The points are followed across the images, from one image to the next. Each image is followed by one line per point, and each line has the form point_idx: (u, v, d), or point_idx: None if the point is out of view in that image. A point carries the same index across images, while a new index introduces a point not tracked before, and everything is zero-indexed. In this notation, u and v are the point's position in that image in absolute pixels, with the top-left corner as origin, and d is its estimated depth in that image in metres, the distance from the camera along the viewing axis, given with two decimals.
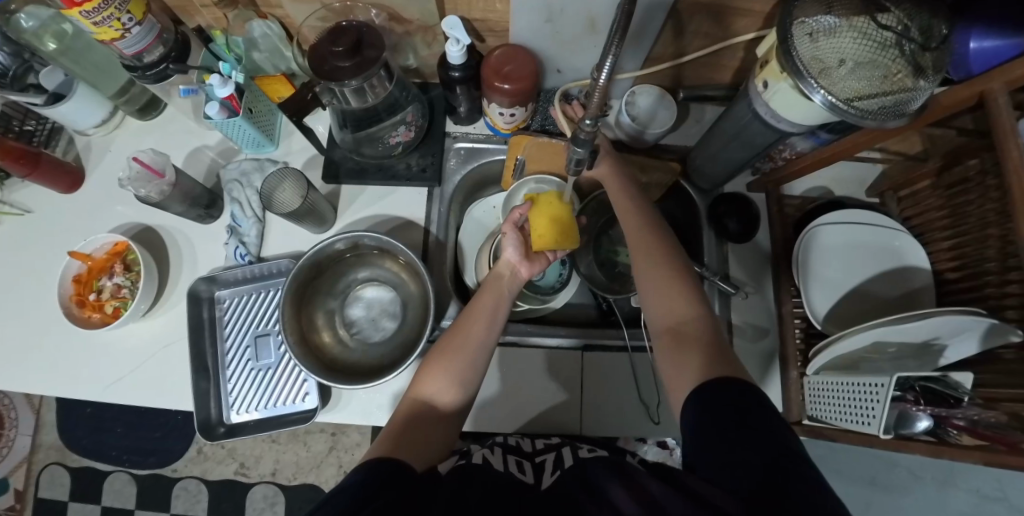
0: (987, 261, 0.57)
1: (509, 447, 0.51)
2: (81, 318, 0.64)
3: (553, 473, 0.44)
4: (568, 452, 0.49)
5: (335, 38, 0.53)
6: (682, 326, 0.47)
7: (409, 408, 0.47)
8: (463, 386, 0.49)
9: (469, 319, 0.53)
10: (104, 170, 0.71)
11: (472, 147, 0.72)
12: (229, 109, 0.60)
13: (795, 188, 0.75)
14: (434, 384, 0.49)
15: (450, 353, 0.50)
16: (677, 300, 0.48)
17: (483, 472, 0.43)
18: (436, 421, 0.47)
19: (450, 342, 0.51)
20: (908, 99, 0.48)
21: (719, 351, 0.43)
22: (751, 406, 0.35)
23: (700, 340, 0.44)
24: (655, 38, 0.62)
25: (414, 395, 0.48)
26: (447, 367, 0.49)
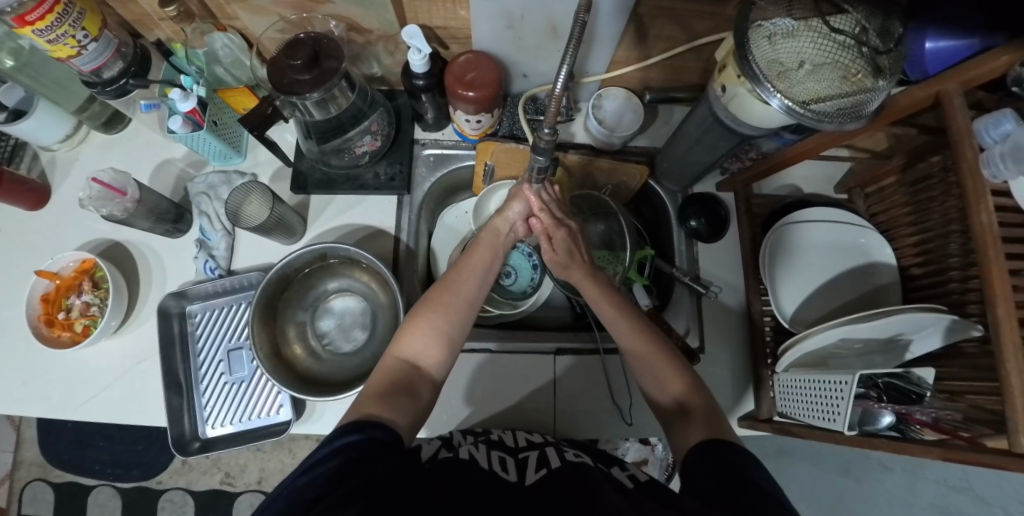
0: (950, 258, 0.57)
1: (493, 442, 0.52)
2: (51, 338, 0.63)
3: (536, 471, 0.45)
4: (551, 451, 0.49)
5: (292, 51, 0.53)
6: (682, 400, 0.47)
7: (392, 364, 0.48)
8: (446, 342, 0.50)
9: (461, 277, 0.54)
10: (70, 186, 0.71)
11: (440, 153, 0.72)
12: (193, 123, 0.60)
13: (764, 187, 0.75)
14: (417, 344, 0.49)
15: (438, 306, 0.51)
16: (668, 373, 0.49)
17: (470, 470, 0.43)
18: (418, 381, 0.48)
19: (440, 297, 0.52)
20: (863, 103, 0.48)
21: (716, 423, 0.43)
22: (743, 462, 0.37)
23: (697, 410, 0.45)
24: (617, 41, 0.62)
25: (396, 353, 0.49)
26: (434, 326, 0.50)
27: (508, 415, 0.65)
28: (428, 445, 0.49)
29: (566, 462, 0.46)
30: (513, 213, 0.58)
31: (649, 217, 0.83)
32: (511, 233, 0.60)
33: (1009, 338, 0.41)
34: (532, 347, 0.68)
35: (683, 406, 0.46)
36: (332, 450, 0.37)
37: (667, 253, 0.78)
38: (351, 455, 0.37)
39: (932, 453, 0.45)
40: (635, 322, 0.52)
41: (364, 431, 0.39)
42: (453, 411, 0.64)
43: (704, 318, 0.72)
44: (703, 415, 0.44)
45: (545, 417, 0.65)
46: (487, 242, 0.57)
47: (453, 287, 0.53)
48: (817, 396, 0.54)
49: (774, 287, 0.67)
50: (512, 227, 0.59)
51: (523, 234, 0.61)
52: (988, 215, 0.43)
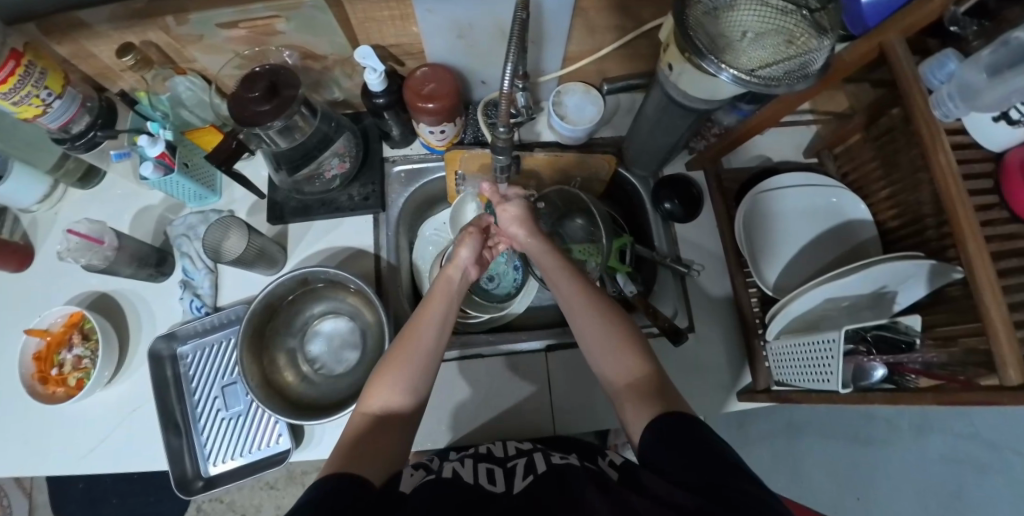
0: (923, 206, 0.57)
1: (479, 457, 0.51)
2: (46, 395, 0.64)
3: (524, 478, 0.45)
4: (539, 456, 0.49)
5: (250, 84, 0.54)
6: (639, 380, 0.45)
7: (360, 421, 0.45)
8: (415, 391, 0.47)
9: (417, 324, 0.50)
10: (52, 243, 0.72)
11: (411, 168, 0.73)
12: (164, 166, 0.60)
13: (733, 161, 0.76)
14: (386, 396, 0.46)
15: (399, 358, 0.47)
16: (612, 347, 0.48)
17: (453, 487, 0.43)
18: (391, 430, 0.45)
19: (402, 346, 0.48)
20: (809, 62, 0.48)
21: (668, 396, 0.43)
22: (699, 433, 0.37)
23: (661, 391, 0.43)
24: (567, 37, 0.63)
25: (365, 409, 0.46)
26: (394, 378, 0.46)
27: (506, 418, 0.65)
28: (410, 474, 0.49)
29: (552, 465, 0.46)
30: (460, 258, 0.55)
31: (625, 206, 0.83)
32: (464, 278, 0.56)
33: (982, 274, 0.41)
34: (522, 347, 0.67)
35: (634, 381, 0.45)
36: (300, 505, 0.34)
37: (646, 239, 0.78)
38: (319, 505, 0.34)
39: (927, 398, 0.45)
40: (592, 299, 0.50)
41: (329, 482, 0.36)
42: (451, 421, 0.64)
43: (690, 297, 0.72)
44: (660, 388, 0.44)
45: (543, 415, 0.65)
46: (441, 293, 0.52)
47: (412, 342, 0.48)
48: (808, 358, 0.54)
49: (754, 258, 0.67)
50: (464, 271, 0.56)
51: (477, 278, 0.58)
52: (944, 154, 0.44)
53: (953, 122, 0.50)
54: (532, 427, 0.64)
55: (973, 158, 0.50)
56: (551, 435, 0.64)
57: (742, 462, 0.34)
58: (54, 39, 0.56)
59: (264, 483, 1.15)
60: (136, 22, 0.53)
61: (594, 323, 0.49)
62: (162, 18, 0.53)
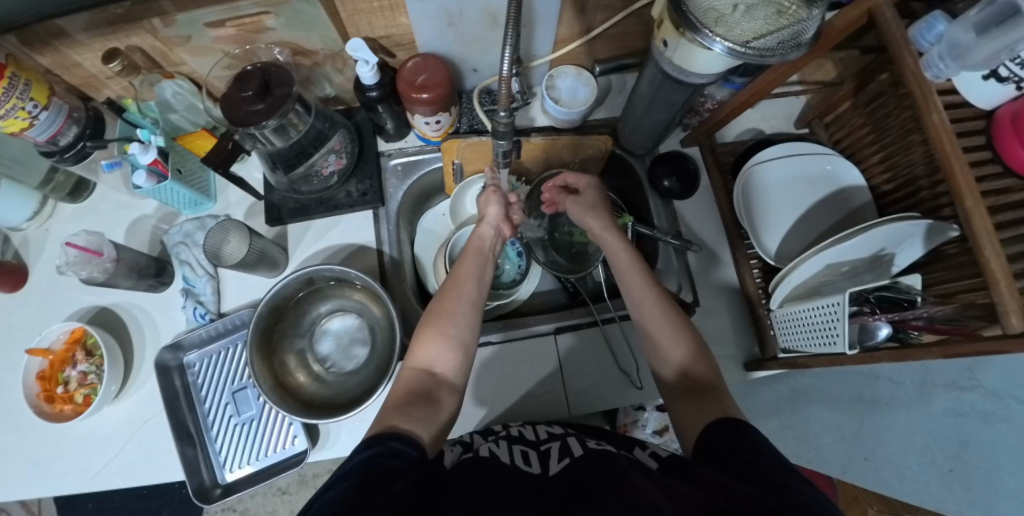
0: (917, 168, 0.58)
1: (514, 438, 0.52)
2: (53, 414, 0.63)
3: (560, 460, 0.45)
4: (573, 440, 0.50)
5: (242, 85, 0.53)
6: (696, 378, 0.47)
7: (409, 377, 0.47)
8: (460, 347, 0.49)
9: (461, 281, 0.53)
10: (46, 261, 0.70)
11: (407, 161, 0.72)
12: (157, 175, 0.59)
13: (727, 135, 0.77)
14: (432, 351, 0.48)
15: (442, 313, 0.50)
16: (671, 340, 0.49)
17: (492, 464, 0.44)
18: (438, 389, 0.47)
19: (444, 302, 0.51)
20: (801, 31, 0.48)
21: (718, 397, 0.44)
22: (751, 434, 0.38)
23: (716, 391, 0.45)
24: (558, 19, 0.63)
25: (413, 364, 0.48)
26: (444, 331, 0.49)
27: (521, 404, 0.65)
28: (452, 451, 0.51)
29: (588, 448, 0.47)
30: (494, 215, 0.59)
31: (623, 187, 0.83)
32: (496, 235, 0.61)
33: (979, 226, 0.42)
34: (530, 332, 0.68)
35: (688, 375, 0.47)
36: (355, 466, 0.36)
37: (645, 217, 0.78)
38: (372, 471, 0.35)
39: (932, 352, 0.46)
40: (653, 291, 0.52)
41: (380, 444, 0.38)
42: (465, 410, 0.65)
43: (693, 272, 0.72)
44: (711, 388, 0.45)
45: (557, 398, 0.65)
46: (475, 248, 0.57)
47: (455, 294, 0.52)
48: (813, 323, 0.55)
49: (754, 230, 0.68)
50: (495, 230, 0.60)
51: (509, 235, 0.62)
52: (938, 114, 0.45)
53: (944, 83, 0.50)
54: (547, 411, 0.65)
55: (965, 117, 0.50)
56: (567, 417, 0.65)
57: (790, 461, 0.35)
58: (36, 49, 0.54)
59: (277, 489, 1.13)
60: (121, 27, 0.52)
61: (660, 321, 0.50)
62: (148, 21, 0.52)
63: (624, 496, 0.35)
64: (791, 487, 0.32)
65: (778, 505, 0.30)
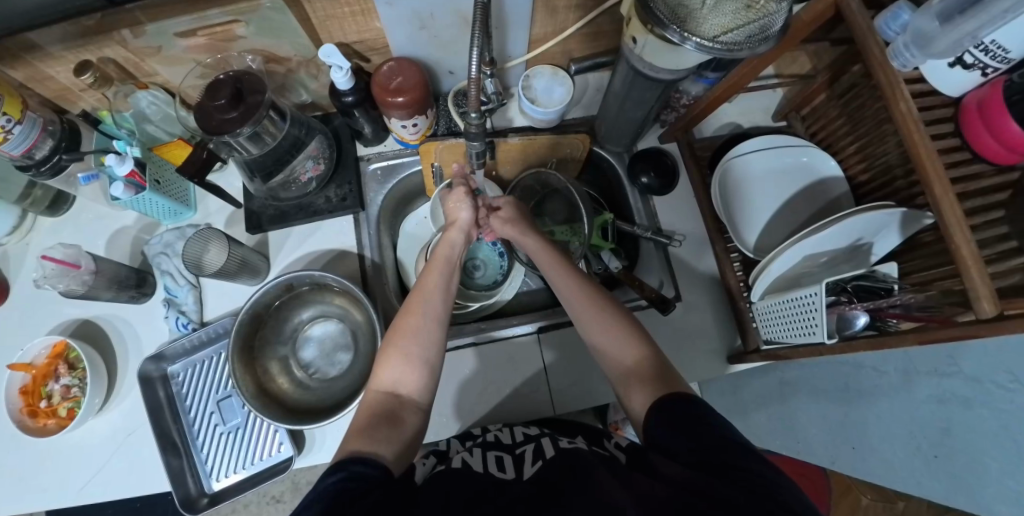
0: (890, 158, 0.58)
1: (489, 443, 0.52)
2: (36, 428, 0.62)
3: (533, 464, 0.46)
4: (547, 442, 0.50)
5: (213, 93, 0.53)
6: (635, 364, 0.46)
7: (372, 399, 0.47)
8: (421, 365, 0.49)
9: (420, 296, 0.52)
10: (27, 275, 0.70)
11: (386, 165, 0.73)
12: (135, 186, 0.59)
13: (705, 130, 0.77)
14: (395, 371, 0.48)
15: (402, 332, 0.50)
16: (610, 333, 0.48)
17: (464, 476, 0.44)
18: (403, 409, 0.47)
19: (404, 321, 0.51)
20: (769, 25, 0.49)
21: (664, 377, 0.43)
22: (701, 411, 0.37)
23: (656, 374, 0.44)
24: (530, 20, 0.63)
25: (376, 387, 0.48)
26: (405, 352, 0.49)
27: (505, 404, 0.65)
28: (425, 464, 0.52)
29: (559, 449, 0.47)
30: (464, 216, 0.59)
31: (603, 184, 0.84)
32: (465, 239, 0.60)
33: (952, 219, 0.42)
34: (514, 332, 0.68)
35: (629, 363, 0.46)
36: (319, 493, 0.36)
37: (626, 215, 0.79)
38: (336, 497, 0.35)
39: (907, 339, 0.46)
40: (581, 281, 0.52)
41: (344, 468, 0.38)
42: (449, 411, 0.65)
43: (674, 268, 0.72)
44: (654, 369, 0.44)
45: (542, 397, 0.66)
46: (442, 256, 0.56)
47: (415, 309, 0.52)
48: (794, 314, 0.55)
49: (734, 224, 0.68)
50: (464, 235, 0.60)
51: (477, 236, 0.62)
52: (905, 104, 0.45)
53: (911, 72, 0.51)
54: (532, 411, 0.65)
55: (934, 104, 0.51)
56: (551, 417, 0.65)
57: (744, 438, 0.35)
58: (8, 63, 0.54)
59: (271, 498, 1.11)
60: (91, 39, 0.52)
61: (590, 309, 0.50)
62: (118, 33, 0.52)
63: (593, 500, 0.35)
64: (748, 468, 0.32)
65: (737, 495, 0.30)
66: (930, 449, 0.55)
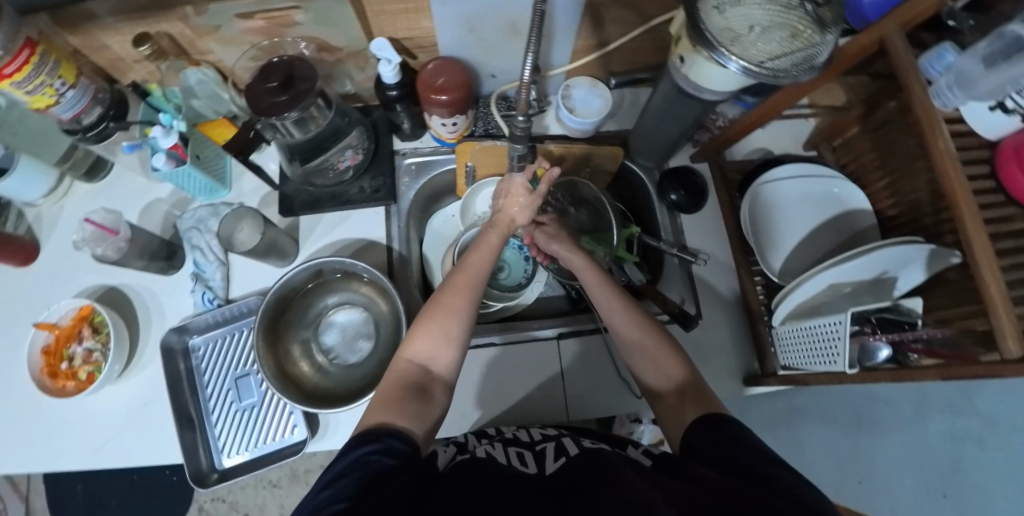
0: (919, 195, 0.59)
1: (509, 440, 0.53)
2: (56, 390, 0.63)
3: (556, 460, 0.46)
4: (568, 440, 0.50)
5: (265, 76, 0.56)
6: (680, 384, 0.47)
7: (403, 368, 0.48)
8: (455, 343, 0.49)
9: (462, 274, 0.53)
10: (58, 238, 0.71)
11: (421, 161, 0.73)
12: (176, 159, 0.60)
13: (737, 152, 0.78)
14: (430, 346, 0.49)
15: (445, 306, 0.50)
16: (661, 355, 0.50)
17: (490, 465, 0.44)
18: (433, 384, 0.48)
19: (444, 298, 0.51)
20: (814, 55, 0.50)
21: (706, 399, 0.44)
22: (735, 433, 0.38)
23: (703, 394, 0.45)
24: (577, 31, 0.64)
25: (408, 356, 0.48)
26: (445, 326, 0.49)
27: (519, 406, 0.66)
28: (446, 452, 0.51)
29: (584, 448, 0.47)
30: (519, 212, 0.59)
31: (631, 198, 0.85)
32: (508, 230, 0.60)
33: (982, 253, 0.43)
34: (534, 334, 0.68)
35: (674, 385, 0.47)
36: (353, 463, 0.37)
37: (653, 229, 0.79)
38: (371, 470, 0.36)
39: (930, 374, 0.46)
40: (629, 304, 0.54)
41: (381, 440, 0.39)
42: (463, 409, 0.65)
43: (697, 286, 0.72)
44: (697, 391, 0.45)
45: (556, 401, 0.66)
46: (488, 240, 0.57)
47: (459, 286, 0.52)
48: (815, 341, 0.56)
49: (761, 248, 0.69)
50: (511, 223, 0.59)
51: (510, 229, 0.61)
52: (943, 142, 0.46)
53: (951, 111, 0.51)
54: (545, 415, 0.65)
55: (971, 146, 0.51)
56: (564, 422, 0.65)
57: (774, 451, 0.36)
58: (68, 30, 0.55)
59: (267, 482, 1.10)
60: (154, 14, 0.53)
61: (639, 333, 0.51)
62: (181, 9, 0.53)
63: (619, 493, 0.36)
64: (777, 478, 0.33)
65: (767, 497, 0.31)
66: (941, 488, 0.54)
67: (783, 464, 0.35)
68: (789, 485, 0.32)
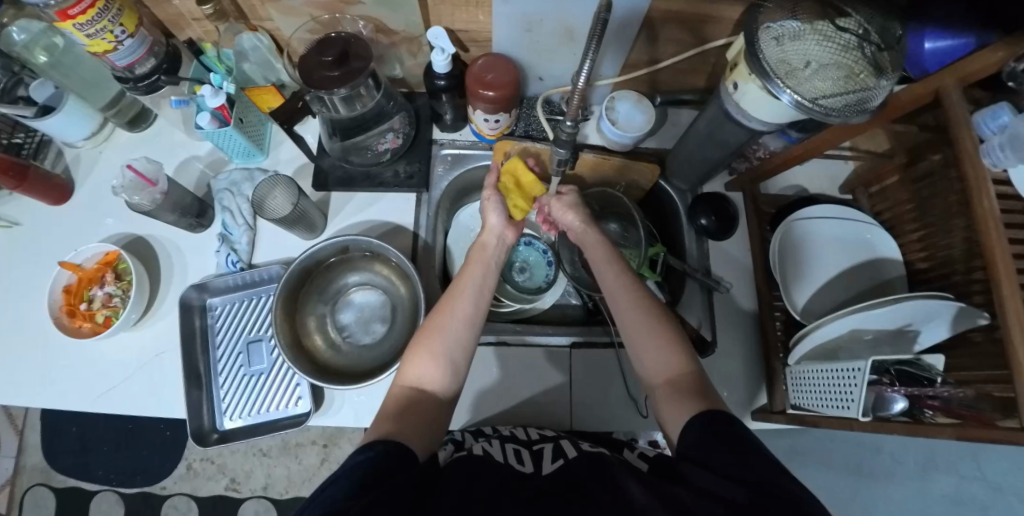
0: (953, 252, 0.58)
1: (506, 437, 0.53)
2: (71, 328, 0.64)
3: (554, 462, 0.46)
4: (566, 443, 0.50)
5: (322, 49, 0.56)
6: (676, 376, 0.45)
7: (397, 393, 0.47)
8: (448, 362, 0.48)
9: (455, 296, 0.53)
10: (93, 181, 0.72)
11: (457, 153, 0.73)
12: (219, 120, 0.61)
13: (772, 186, 0.77)
14: (421, 366, 0.48)
15: (432, 329, 0.50)
16: (660, 345, 0.48)
17: (488, 466, 0.44)
18: (430, 403, 0.46)
19: (431, 323, 0.51)
20: (868, 98, 0.49)
21: (706, 395, 0.42)
22: (738, 432, 0.36)
23: (700, 389, 0.43)
24: (631, 45, 0.65)
25: (401, 382, 0.48)
26: (431, 348, 0.48)
27: (524, 408, 0.65)
28: (444, 449, 0.50)
29: (583, 451, 0.47)
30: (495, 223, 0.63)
31: (660, 217, 0.84)
32: (500, 241, 0.63)
33: (1015, 320, 0.41)
34: (548, 340, 0.68)
35: (672, 376, 0.45)
36: (349, 467, 0.36)
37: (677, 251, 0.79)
38: (369, 470, 0.35)
39: (946, 432, 0.45)
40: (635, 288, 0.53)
41: (374, 447, 0.38)
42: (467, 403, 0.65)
43: (715, 313, 0.72)
44: (697, 385, 0.44)
45: (561, 409, 0.66)
46: (478, 259, 0.58)
47: (448, 310, 0.52)
48: (831, 384, 0.55)
49: (785, 283, 0.69)
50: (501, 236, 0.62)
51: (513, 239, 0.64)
52: (988, 201, 0.44)
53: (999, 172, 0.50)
54: (549, 421, 0.65)
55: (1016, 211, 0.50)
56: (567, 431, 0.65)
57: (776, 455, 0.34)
58: None
59: (257, 449, 1.10)
60: None
61: (639, 318, 0.50)
62: None
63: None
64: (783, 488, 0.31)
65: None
66: None
67: (784, 471, 0.33)
68: (788, 494, 0.30)
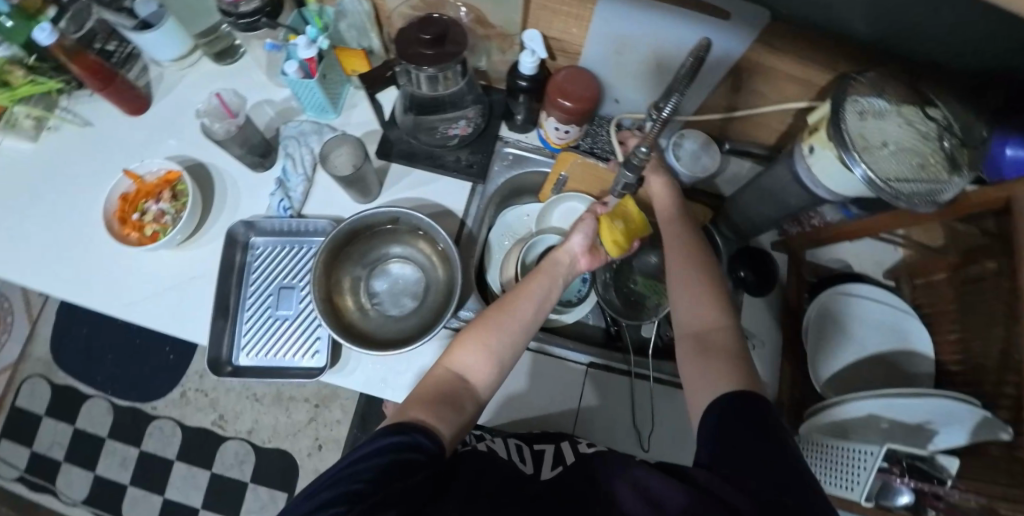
0: (987, 360, 0.58)
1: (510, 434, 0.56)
2: (120, 235, 0.66)
3: (554, 468, 0.49)
4: (567, 447, 0.52)
5: (423, 27, 0.57)
6: (709, 335, 0.47)
7: (441, 376, 0.48)
8: (497, 359, 0.49)
9: (519, 297, 0.54)
10: (170, 102, 0.74)
11: (518, 154, 0.75)
12: (305, 71, 0.63)
13: (819, 255, 0.76)
14: (469, 359, 0.49)
15: (489, 324, 0.51)
16: (704, 306, 0.49)
17: (488, 460, 0.43)
18: (465, 395, 0.47)
19: (488, 318, 0.51)
20: (940, 192, 0.46)
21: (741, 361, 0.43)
22: (773, 420, 0.36)
23: (729, 351, 0.44)
24: (713, 87, 0.67)
25: (446, 364, 0.49)
26: (486, 342, 0.49)
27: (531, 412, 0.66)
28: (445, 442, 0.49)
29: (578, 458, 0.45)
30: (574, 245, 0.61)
31: None
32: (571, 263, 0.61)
33: None
34: (567, 354, 0.69)
35: (704, 335, 0.47)
36: (379, 449, 0.36)
37: None
38: (396, 457, 0.36)
39: None
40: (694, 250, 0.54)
41: (406, 434, 0.38)
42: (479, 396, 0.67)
43: None
44: (729, 351, 0.44)
45: (566, 423, 0.66)
46: (545, 269, 0.57)
47: (508, 309, 0.53)
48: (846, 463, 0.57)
49: (812, 353, 0.69)
50: (571, 258, 0.60)
51: (583, 268, 0.62)
52: None
53: None
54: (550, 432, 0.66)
55: None
56: None
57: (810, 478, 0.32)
58: None
59: (251, 393, 1.12)
60: None
61: (687, 272, 0.52)
62: None
63: None
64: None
65: None
66: None
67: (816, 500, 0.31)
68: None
